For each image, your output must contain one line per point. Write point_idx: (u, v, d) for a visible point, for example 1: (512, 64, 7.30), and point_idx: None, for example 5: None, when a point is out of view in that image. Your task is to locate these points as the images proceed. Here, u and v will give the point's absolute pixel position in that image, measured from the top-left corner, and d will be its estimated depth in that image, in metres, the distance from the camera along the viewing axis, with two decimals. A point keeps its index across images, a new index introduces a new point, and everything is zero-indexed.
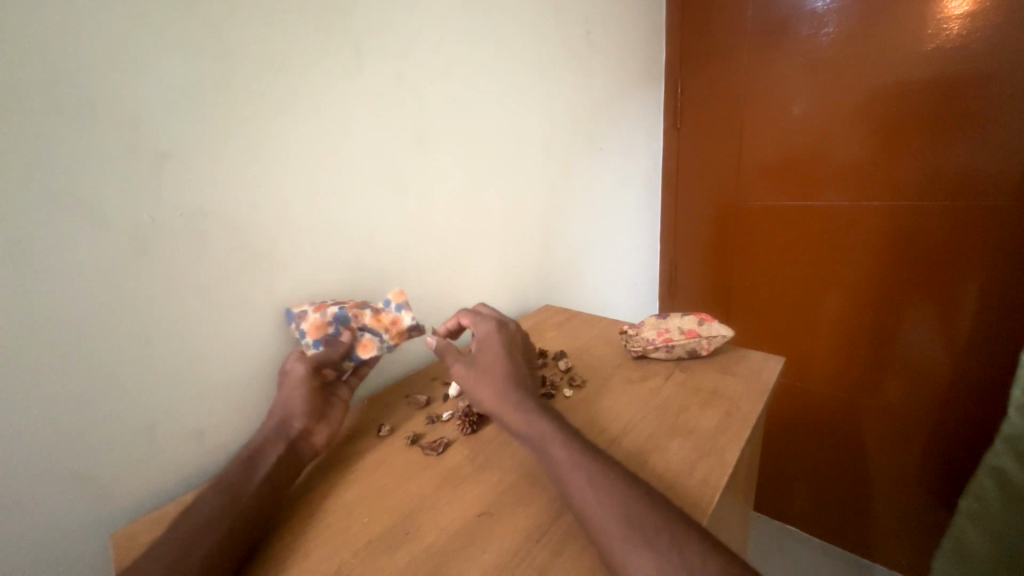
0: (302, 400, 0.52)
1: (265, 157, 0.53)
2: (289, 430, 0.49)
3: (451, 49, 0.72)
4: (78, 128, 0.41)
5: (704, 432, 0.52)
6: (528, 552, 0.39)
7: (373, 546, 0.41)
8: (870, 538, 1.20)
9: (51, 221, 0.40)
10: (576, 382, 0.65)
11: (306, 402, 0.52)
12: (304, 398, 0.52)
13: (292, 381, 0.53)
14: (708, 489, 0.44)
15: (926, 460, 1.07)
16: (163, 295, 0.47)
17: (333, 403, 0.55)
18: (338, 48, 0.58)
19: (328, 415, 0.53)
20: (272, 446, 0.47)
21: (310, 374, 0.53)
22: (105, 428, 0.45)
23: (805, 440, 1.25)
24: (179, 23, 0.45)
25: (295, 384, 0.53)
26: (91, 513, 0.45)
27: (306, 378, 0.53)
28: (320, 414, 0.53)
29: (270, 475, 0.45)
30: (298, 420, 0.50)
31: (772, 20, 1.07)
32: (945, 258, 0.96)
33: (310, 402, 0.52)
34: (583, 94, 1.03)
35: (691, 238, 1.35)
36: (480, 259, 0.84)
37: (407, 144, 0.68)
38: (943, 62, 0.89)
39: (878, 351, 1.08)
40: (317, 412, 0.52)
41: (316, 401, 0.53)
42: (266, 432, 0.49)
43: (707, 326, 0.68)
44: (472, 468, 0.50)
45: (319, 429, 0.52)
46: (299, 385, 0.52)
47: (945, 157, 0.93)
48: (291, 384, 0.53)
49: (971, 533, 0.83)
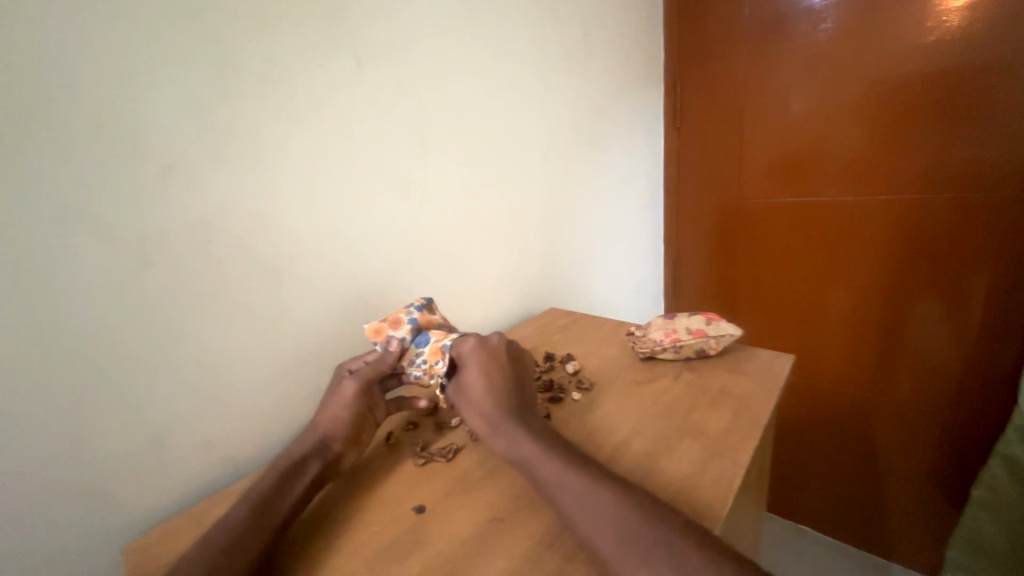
0: (345, 422, 0.51)
1: (269, 167, 0.54)
2: (327, 453, 0.48)
3: (450, 54, 0.72)
4: (81, 140, 0.41)
5: (716, 433, 0.52)
6: (541, 557, 0.38)
7: (385, 553, 0.40)
8: (884, 536, 1.19)
9: (55, 234, 0.40)
10: (584, 384, 0.64)
11: (349, 426, 0.51)
12: (348, 422, 0.51)
13: (343, 398, 0.51)
14: (723, 489, 0.44)
15: (940, 456, 1.05)
16: (168, 306, 0.47)
17: (371, 425, 0.54)
18: (341, 57, 0.59)
19: (362, 439, 0.52)
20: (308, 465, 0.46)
21: (360, 397, 0.52)
22: (111, 441, 0.45)
23: (817, 439, 1.23)
24: (180, 35, 0.45)
25: (343, 404, 0.51)
26: (98, 529, 0.45)
27: (357, 398, 0.52)
28: (357, 438, 0.52)
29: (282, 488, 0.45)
30: (337, 445, 0.49)
31: (770, 18, 1.08)
32: (953, 250, 0.95)
33: (351, 426, 0.51)
34: (584, 95, 1.03)
35: (694, 237, 1.35)
36: (484, 264, 0.84)
37: (410, 149, 0.68)
38: (944, 54, 0.89)
39: (888, 345, 1.07)
40: (355, 435, 0.51)
41: (358, 421, 0.52)
42: (306, 448, 0.48)
43: (715, 325, 0.68)
44: (483, 474, 0.49)
45: (351, 453, 0.51)
46: (346, 404, 0.51)
47: (948, 148, 0.92)
48: (340, 402, 0.51)
49: (984, 523, 0.82)
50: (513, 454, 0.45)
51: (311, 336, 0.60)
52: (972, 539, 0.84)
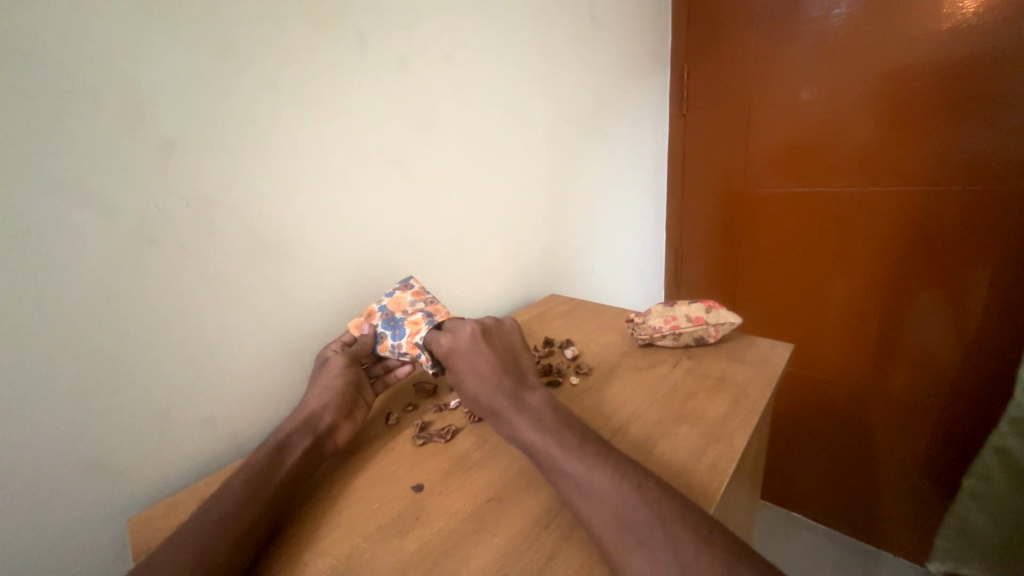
0: (335, 392, 0.52)
1: (270, 146, 0.53)
2: (317, 424, 0.49)
3: (453, 31, 0.71)
4: (80, 115, 0.40)
5: (712, 419, 0.52)
6: (537, 536, 0.39)
7: (385, 530, 0.41)
8: (875, 525, 1.21)
9: (56, 211, 0.40)
10: (582, 369, 0.65)
11: (338, 397, 0.52)
12: (337, 393, 0.52)
13: (331, 371, 0.54)
14: (717, 474, 0.44)
15: (933, 447, 1.07)
16: (170, 285, 0.47)
17: (361, 401, 0.55)
18: (344, 35, 0.58)
19: (354, 414, 0.53)
20: (299, 437, 0.47)
21: (347, 367, 0.55)
22: (117, 417, 0.46)
23: (812, 429, 1.24)
24: (179, 10, 0.45)
25: (332, 376, 0.53)
26: (106, 501, 0.46)
27: (345, 369, 0.54)
28: (348, 412, 0.52)
29: (296, 464, 0.45)
30: (327, 415, 0.50)
31: (782, 2, 1.05)
32: (955, 244, 0.95)
33: (341, 398, 0.52)
34: (589, 78, 1.01)
35: (697, 227, 1.34)
36: (486, 249, 0.84)
37: (413, 132, 0.68)
38: (959, 43, 0.87)
39: (886, 338, 1.07)
40: (347, 408, 0.52)
41: (348, 394, 0.53)
42: (295, 422, 0.48)
43: (715, 313, 0.68)
44: (481, 455, 0.50)
45: (344, 427, 0.51)
46: (336, 376, 0.53)
47: (957, 140, 0.91)
48: (329, 374, 0.53)
49: (974, 514, 0.83)
50: (524, 441, 0.45)
51: (312, 317, 0.61)
52: (962, 529, 0.85)
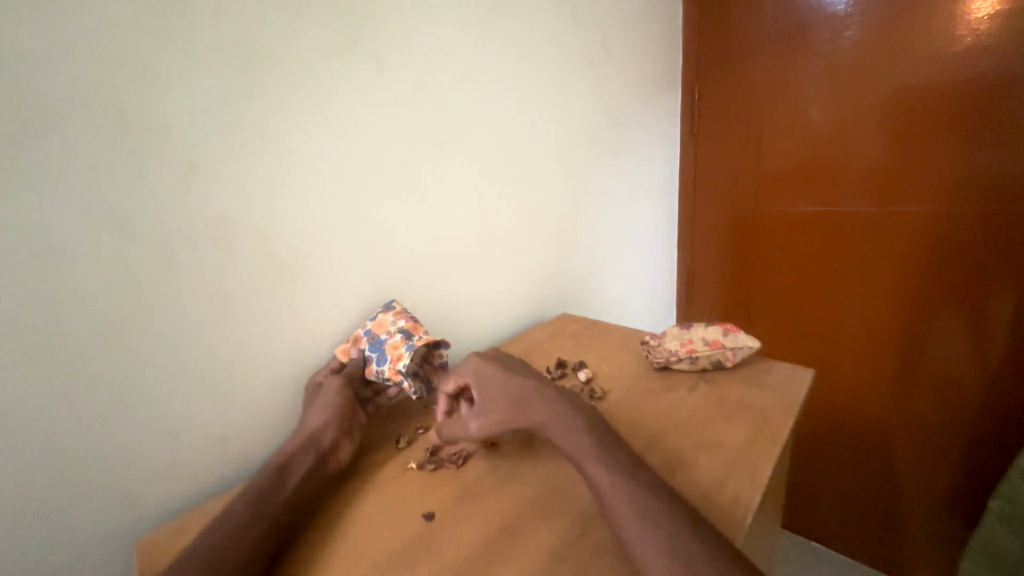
0: (335, 410, 0.52)
1: (288, 167, 0.54)
2: (319, 442, 0.48)
3: (468, 56, 0.72)
4: (107, 136, 0.42)
5: (733, 447, 0.50)
6: (553, 571, 0.38)
7: (395, 560, 0.40)
8: (900, 558, 1.15)
9: (79, 229, 0.41)
10: (597, 393, 0.63)
11: (336, 415, 0.51)
12: (338, 411, 0.52)
13: (328, 391, 0.54)
14: (741, 506, 0.42)
15: (959, 475, 1.02)
16: (187, 303, 0.48)
17: (359, 418, 0.54)
18: (363, 59, 0.59)
19: (354, 433, 0.52)
20: (301, 458, 0.47)
21: (344, 387, 0.55)
22: (129, 434, 0.45)
23: (831, 454, 1.20)
24: (207, 38, 0.46)
25: (330, 396, 0.53)
26: (112, 522, 0.45)
27: (342, 389, 0.54)
28: (348, 430, 0.52)
29: (299, 485, 0.44)
30: (328, 433, 0.50)
31: (791, 24, 1.06)
32: (974, 265, 0.93)
33: (342, 415, 0.51)
34: (601, 99, 1.02)
35: (708, 245, 1.33)
36: (497, 267, 0.83)
37: (428, 153, 0.69)
38: (972, 63, 0.87)
39: (906, 360, 1.04)
40: (347, 426, 0.52)
41: (348, 413, 0.52)
42: (297, 443, 0.48)
43: (732, 336, 0.67)
44: (493, 482, 0.49)
45: (346, 445, 0.50)
46: (333, 396, 0.53)
47: (973, 160, 0.90)
48: (327, 393, 0.53)
49: (999, 534, 0.79)
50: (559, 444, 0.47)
51: (324, 336, 0.60)
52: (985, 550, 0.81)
